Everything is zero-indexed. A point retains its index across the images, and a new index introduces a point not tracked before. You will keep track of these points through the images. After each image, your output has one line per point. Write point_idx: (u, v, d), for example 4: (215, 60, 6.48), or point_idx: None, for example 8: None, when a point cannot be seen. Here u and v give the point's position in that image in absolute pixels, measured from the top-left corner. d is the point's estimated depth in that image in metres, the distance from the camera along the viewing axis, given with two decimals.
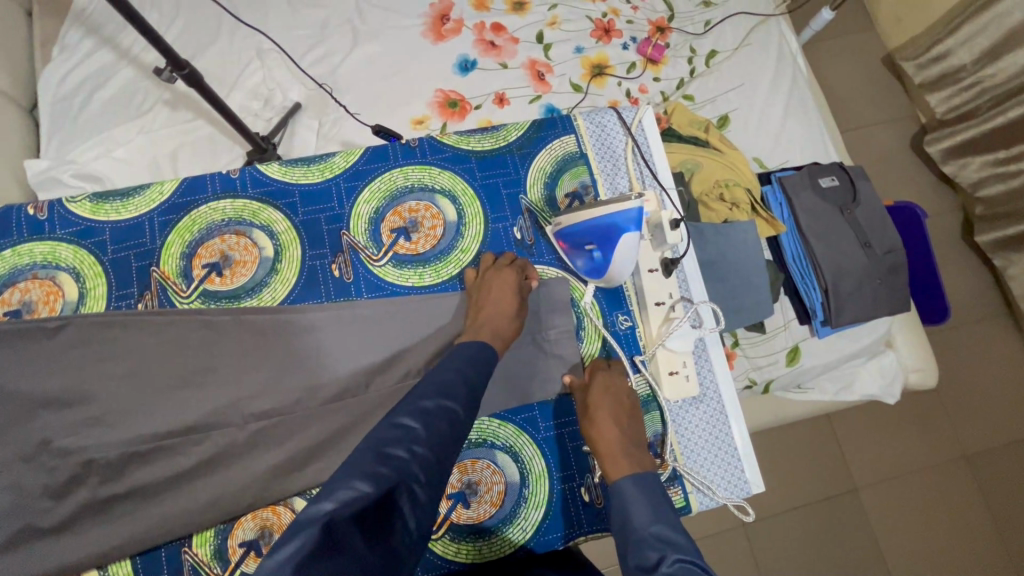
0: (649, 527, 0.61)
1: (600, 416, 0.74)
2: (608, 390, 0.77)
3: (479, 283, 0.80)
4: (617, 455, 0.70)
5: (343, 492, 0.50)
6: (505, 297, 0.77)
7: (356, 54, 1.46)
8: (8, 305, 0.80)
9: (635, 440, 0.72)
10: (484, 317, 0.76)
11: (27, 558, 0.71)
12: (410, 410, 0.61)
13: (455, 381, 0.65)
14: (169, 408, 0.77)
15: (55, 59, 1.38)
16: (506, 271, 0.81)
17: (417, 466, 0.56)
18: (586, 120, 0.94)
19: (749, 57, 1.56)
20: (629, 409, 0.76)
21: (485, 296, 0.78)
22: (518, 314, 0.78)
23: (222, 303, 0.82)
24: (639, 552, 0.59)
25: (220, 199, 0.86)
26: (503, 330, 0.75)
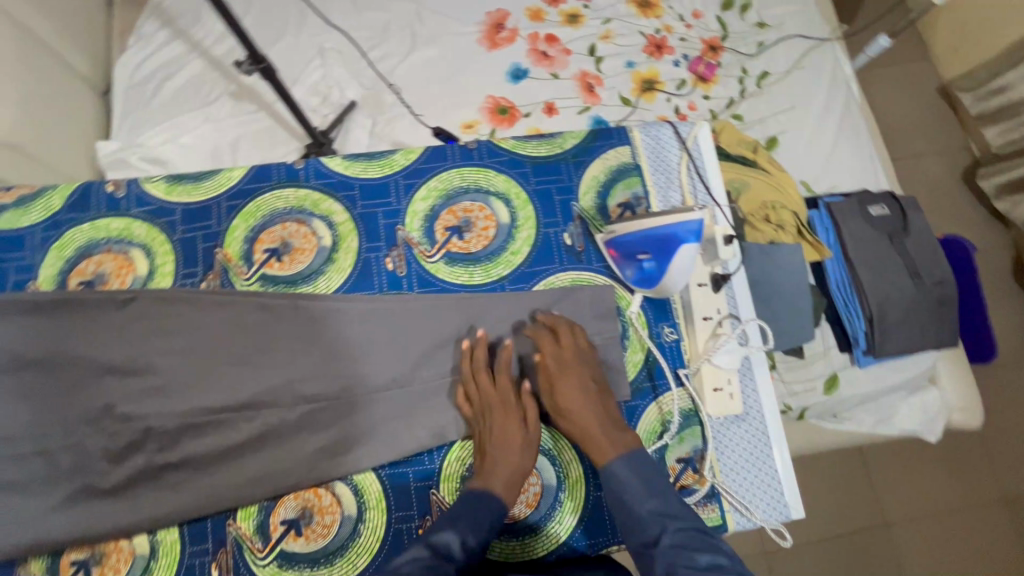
0: (643, 508, 0.66)
1: (566, 395, 0.74)
2: (564, 361, 0.77)
3: (477, 409, 0.77)
4: (599, 443, 0.71)
5: None
6: (508, 433, 0.75)
7: (412, 57, 1.51)
8: (83, 275, 0.85)
9: (609, 416, 0.74)
10: (491, 461, 0.73)
11: (85, 515, 0.75)
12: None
13: (451, 540, 0.66)
14: (223, 384, 0.80)
15: (131, 47, 1.46)
16: (499, 392, 0.77)
17: None
18: (642, 133, 0.95)
19: (802, 80, 1.55)
20: (592, 381, 0.76)
21: (489, 436, 0.75)
22: (526, 443, 0.75)
23: (280, 287, 0.85)
24: (641, 533, 0.65)
25: (284, 188, 0.89)
26: (513, 472, 0.73)
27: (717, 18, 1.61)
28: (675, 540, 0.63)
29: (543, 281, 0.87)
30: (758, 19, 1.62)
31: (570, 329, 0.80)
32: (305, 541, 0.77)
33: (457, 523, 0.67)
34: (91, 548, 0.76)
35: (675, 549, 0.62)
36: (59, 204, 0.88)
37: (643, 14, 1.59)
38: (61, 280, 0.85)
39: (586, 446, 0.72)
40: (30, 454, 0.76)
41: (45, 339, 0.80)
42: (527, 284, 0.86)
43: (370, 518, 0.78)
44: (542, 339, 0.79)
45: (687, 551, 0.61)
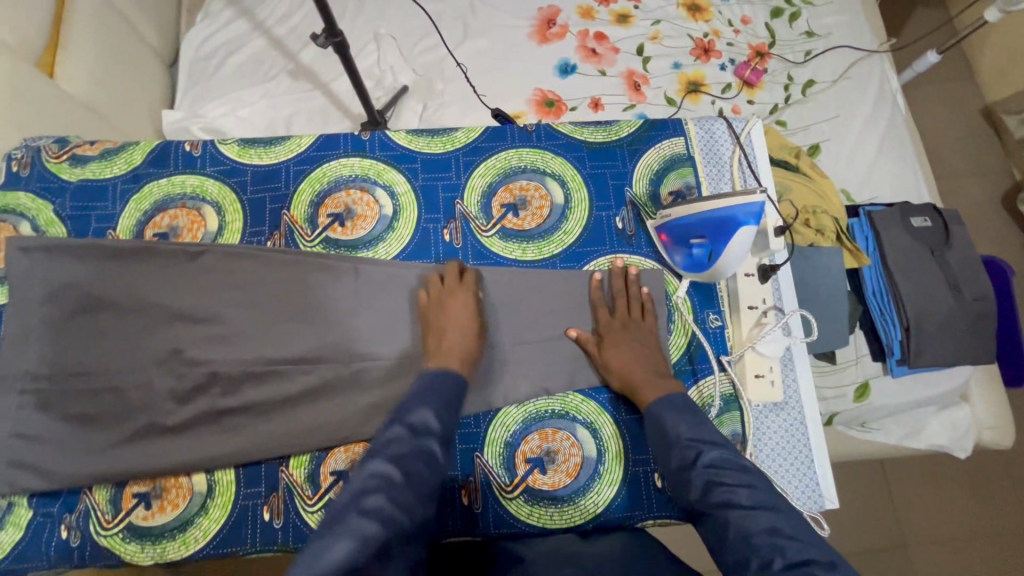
0: (683, 433, 0.70)
1: (612, 350, 0.80)
2: (614, 321, 0.83)
3: (437, 302, 0.82)
4: (641, 389, 0.77)
5: (331, 551, 0.51)
6: (467, 323, 0.80)
7: (465, 47, 1.55)
8: (158, 228, 0.90)
9: (654, 366, 0.79)
10: (447, 344, 0.78)
11: (150, 449, 0.79)
12: (386, 456, 0.63)
13: (427, 419, 0.68)
14: (284, 337, 0.84)
15: (199, 24, 1.53)
16: (462, 289, 0.83)
17: (399, 512, 0.57)
18: (697, 126, 0.97)
19: (847, 90, 1.56)
20: (640, 337, 0.82)
21: (447, 324, 0.79)
22: (477, 335, 0.81)
23: (342, 250, 0.89)
24: (680, 453, 0.68)
25: (351, 157, 0.93)
26: (465, 355, 0.78)
27: (766, 24, 1.62)
28: (713, 460, 0.66)
29: (593, 261, 0.89)
30: (807, 28, 1.63)
31: (624, 292, 0.85)
32: None
33: (427, 402, 0.70)
34: (152, 482, 0.80)
35: (711, 469, 0.65)
36: (140, 159, 0.93)
37: (692, 17, 1.62)
38: (138, 231, 0.90)
39: (631, 393, 0.78)
40: (100, 389, 0.81)
41: (120, 284, 0.85)
42: (577, 263, 0.89)
43: None
44: (596, 305, 0.85)
45: (725, 473, 0.64)
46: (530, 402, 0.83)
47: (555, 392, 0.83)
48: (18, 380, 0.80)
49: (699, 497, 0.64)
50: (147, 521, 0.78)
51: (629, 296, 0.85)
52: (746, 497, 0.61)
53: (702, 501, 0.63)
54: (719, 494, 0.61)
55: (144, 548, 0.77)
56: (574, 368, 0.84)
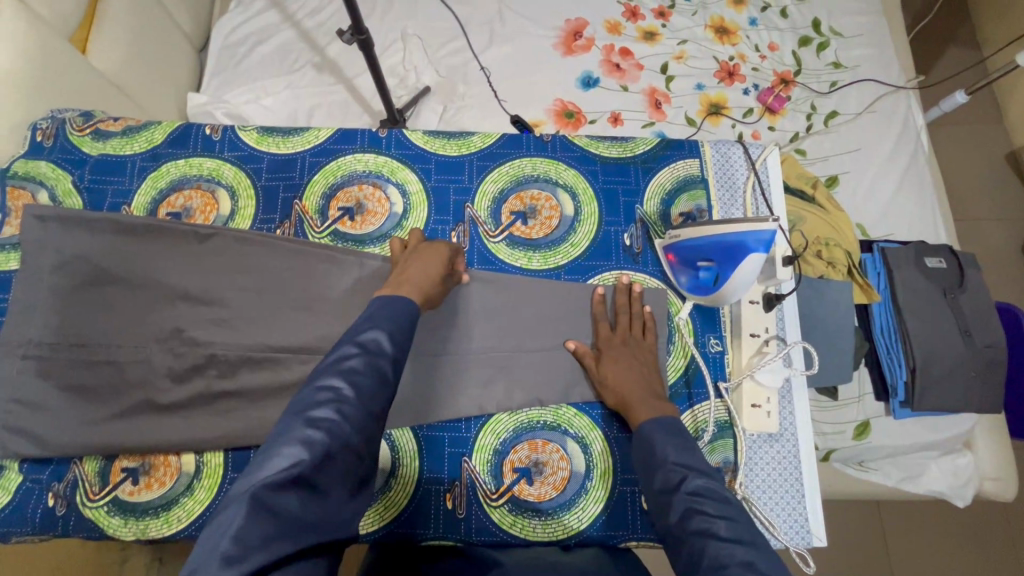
0: (670, 455, 0.67)
1: (609, 365, 0.80)
2: (614, 337, 0.82)
3: (409, 249, 0.81)
4: (634, 406, 0.76)
5: (276, 460, 0.51)
6: (434, 265, 0.78)
7: (490, 52, 1.56)
8: (172, 207, 0.91)
9: (650, 386, 0.78)
10: (410, 276, 0.75)
11: (143, 424, 0.80)
12: (336, 370, 0.60)
13: (379, 338, 0.64)
14: (285, 324, 0.85)
15: (232, 11, 1.56)
16: (435, 242, 0.83)
17: (349, 427, 0.56)
18: (713, 149, 0.96)
19: (871, 124, 1.54)
20: (639, 355, 0.81)
21: (414, 262, 0.78)
22: (442, 282, 0.78)
23: (349, 244, 0.89)
24: (664, 476, 0.66)
25: (366, 152, 0.94)
26: (428, 292, 0.75)
27: (793, 52, 1.62)
28: (696, 488, 0.63)
29: (598, 276, 0.89)
30: (834, 59, 1.62)
31: (627, 309, 0.84)
32: None
33: (380, 321, 0.65)
34: (141, 458, 0.80)
35: (692, 497, 0.62)
36: (161, 138, 0.94)
37: (719, 40, 1.61)
38: (152, 209, 0.91)
39: (625, 410, 0.77)
40: (100, 361, 0.82)
41: (131, 260, 0.86)
42: (582, 276, 0.89)
43: (401, 474, 0.80)
44: (598, 319, 0.84)
45: (705, 501, 0.61)
46: (522, 412, 0.83)
47: (547, 403, 0.83)
48: (20, 346, 0.82)
49: (678, 523, 0.61)
50: (133, 497, 0.79)
51: (632, 313, 0.84)
52: (725, 529, 0.57)
53: (679, 528, 0.61)
54: (696, 523, 0.59)
55: (127, 523, 0.78)
56: (569, 381, 0.83)
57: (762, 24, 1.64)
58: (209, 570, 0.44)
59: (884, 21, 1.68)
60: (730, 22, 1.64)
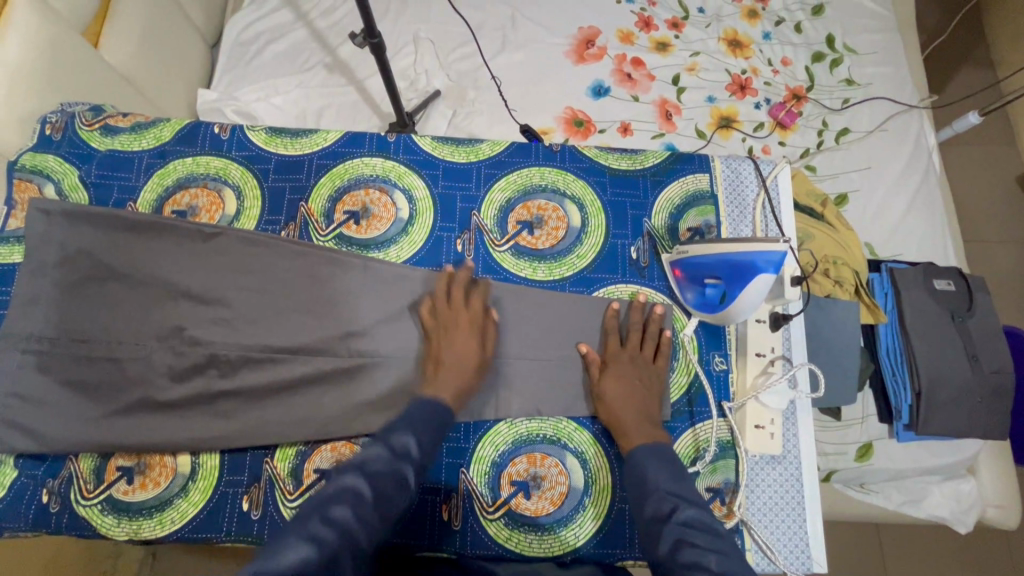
0: (662, 484, 0.68)
1: (612, 380, 0.79)
2: (623, 353, 0.81)
3: (442, 329, 0.80)
4: (628, 430, 0.75)
5: (283, 555, 0.51)
6: (467, 352, 0.78)
7: (501, 58, 1.56)
8: (178, 205, 0.90)
9: (647, 411, 0.77)
10: (443, 372, 0.77)
11: (140, 423, 0.80)
12: (359, 470, 0.62)
13: (409, 443, 0.67)
14: (286, 327, 0.84)
15: (245, 9, 1.56)
16: (467, 315, 0.81)
17: (359, 531, 0.57)
18: (723, 164, 0.95)
19: (882, 142, 1.53)
20: (643, 376, 0.80)
21: (448, 350, 0.78)
22: (479, 368, 0.79)
23: (354, 248, 0.88)
24: (656, 503, 0.67)
25: (374, 156, 0.93)
26: (463, 386, 0.77)
27: (806, 67, 1.61)
28: (689, 519, 0.64)
29: (604, 289, 0.88)
30: (847, 75, 1.61)
31: (641, 327, 0.83)
32: None
33: (414, 427, 0.70)
34: (137, 458, 0.80)
35: (683, 527, 0.63)
36: (169, 135, 0.94)
37: (732, 53, 1.61)
38: (158, 207, 0.90)
39: (615, 430, 0.77)
40: (100, 358, 0.82)
41: (136, 258, 0.86)
42: (587, 289, 0.88)
43: None
44: (607, 332, 0.83)
45: (696, 533, 0.62)
46: (521, 424, 0.82)
47: (547, 416, 0.82)
48: (22, 340, 0.82)
49: (667, 553, 0.61)
50: (127, 496, 0.78)
51: (646, 333, 0.83)
52: (716, 563, 0.58)
53: (669, 559, 0.61)
54: (690, 555, 0.59)
55: (120, 523, 0.77)
56: (570, 392, 0.83)
57: (776, 39, 1.64)
58: None
59: (898, 39, 1.68)
60: (744, 35, 1.63)
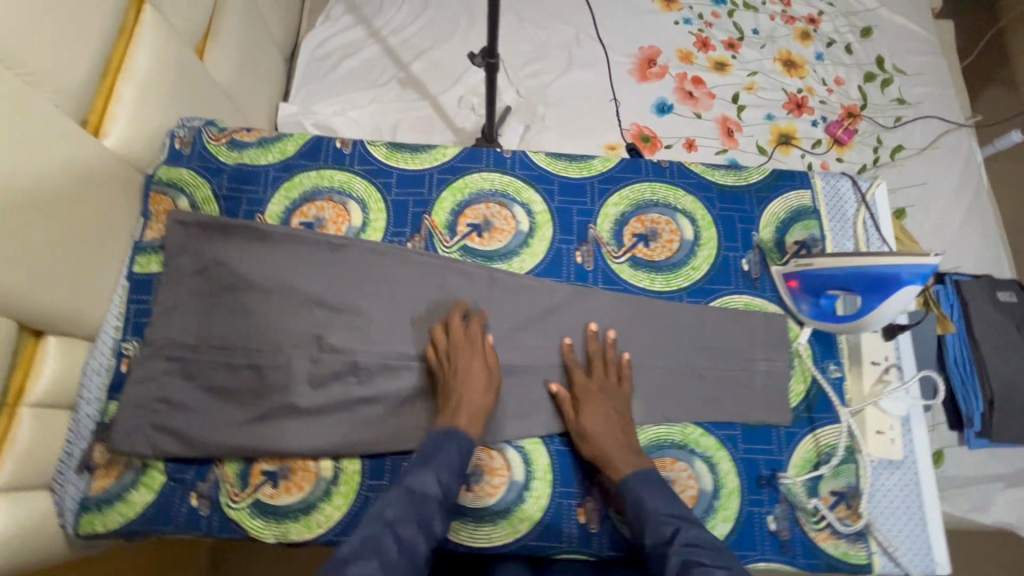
0: (659, 507, 0.72)
1: (588, 414, 0.80)
2: (590, 385, 0.82)
3: (450, 356, 0.82)
4: (614, 461, 0.77)
5: None
6: (474, 378, 0.80)
7: (567, 76, 1.61)
8: (305, 217, 0.93)
9: (628, 439, 0.80)
10: (459, 397, 0.78)
11: (282, 428, 0.82)
12: (381, 523, 0.66)
13: (426, 483, 0.70)
14: (418, 335, 0.87)
15: (320, 26, 1.61)
16: (471, 344, 0.83)
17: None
18: (823, 181, 1.00)
19: (935, 159, 1.59)
20: (613, 403, 0.82)
21: (455, 378, 0.80)
22: (491, 387, 0.81)
23: (479, 260, 0.92)
24: (656, 530, 0.70)
25: (492, 171, 0.97)
26: (478, 409, 0.78)
27: (858, 87, 1.67)
28: (691, 538, 0.68)
29: (719, 299, 0.92)
30: (898, 95, 1.67)
31: (598, 356, 0.85)
32: (473, 497, 0.81)
33: (424, 465, 0.72)
34: (281, 462, 0.82)
35: (689, 547, 0.67)
36: (293, 149, 0.97)
37: (787, 73, 1.67)
38: (285, 218, 0.93)
39: (603, 465, 0.78)
40: (241, 365, 0.84)
41: (269, 267, 0.89)
42: (703, 299, 0.91)
43: (535, 487, 0.82)
44: (570, 367, 0.85)
45: (700, 550, 0.66)
46: (650, 429, 0.85)
47: (674, 422, 0.85)
48: (165, 348, 0.84)
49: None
50: (273, 500, 0.80)
51: (607, 360, 0.85)
52: None
53: None
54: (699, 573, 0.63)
55: (269, 526, 0.79)
56: (695, 398, 0.86)
57: (829, 59, 1.70)
58: None
59: (943, 60, 1.74)
60: (798, 56, 1.70)
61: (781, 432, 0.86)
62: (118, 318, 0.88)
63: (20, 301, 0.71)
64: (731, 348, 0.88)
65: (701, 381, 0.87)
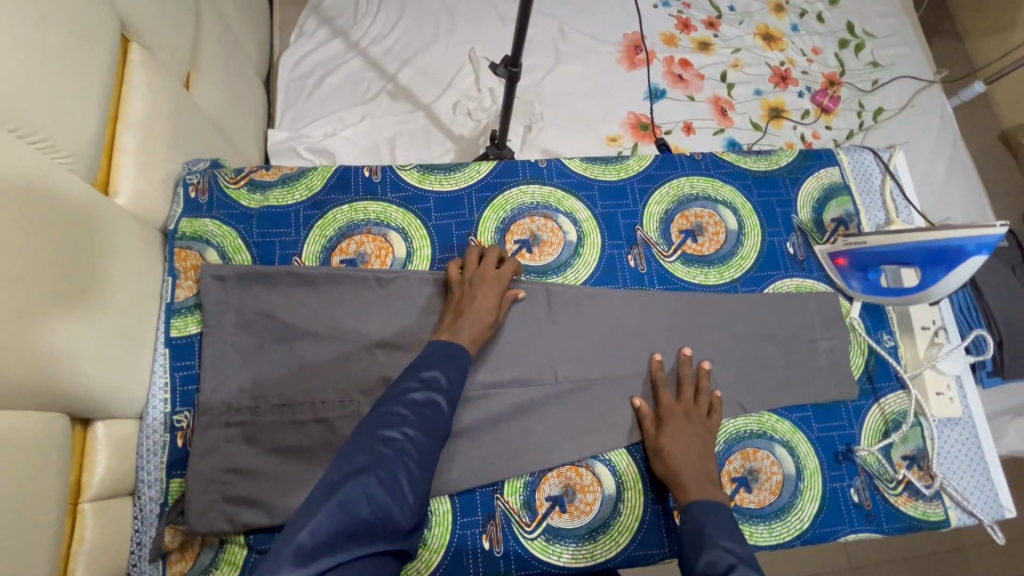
0: (720, 542, 0.69)
1: (669, 434, 0.80)
2: (677, 407, 0.82)
3: (469, 284, 0.84)
4: (687, 485, 0.76)
5: (350, 466, 0.61)
6: (486, 308, 0.82)
7: (558, 71, 1.58)
8: (346, 254, 0.89)
9: (708, 468, 0.78)
10: (462, 322, 0.80)
11: None
12: (402, 400, 0.69)
13: (438, 375, 0.73)
14: (488, 361, 0.84)
15: (295, 43, 1.53)
16: (493, 276, 0.84)
17: (410, 446, 0.65)
18: (848, 157, 1.02)
19: (914, 118, 1.66)
20: (698, 432, 0.81)
21: (469, 304, 0.81)
22: (494, 325, 0.82)
23: (534, 276, 0.90)
24: (710, 559, 0.67)
25: (530, 184, 0.94)
26: (479, 339, 0.80)
27: (835, 55, 1.72)
28: None
29: (772, 285, 0.93)
30: (872, 59, 1.73)
31: (689, 382, 0.85)
32: (570, 517, 0.80)
33: (438, 361, 0.74)
34: None
35: None
36: (320, 184, 0.92)
37: (768, 46, 1.70)
38: (325, 258, 0.89)
39: (674, 486, 0.78)
40: (308, 420, 0.80)
41: (320, 313, 0.85)
42: (757, 287, 0.93)
43: (628, 498, 0.82)
44: (658, 388, 0.84)
45: None
46: (728, 423, 0.86)
47: (751, 412, 0.86)
48: (223, 413, 0.79)
49: None
50: None
51: (699, 390, 0.84)
52: None
53: None
54: None
55: None
56: (767, 387, 0.87)
57: (804, 30, 1.74)
58: (286, 558, 0.52)
59: (908, 20, 1.80)
60: (775, 29, 1.73)
61: (849, 406, 0.89)
62: (164, 390, 0.81)
63: (69, 392, 0.64)
64: (792, 332, 0.90)
65: (768, 370, 0.88)
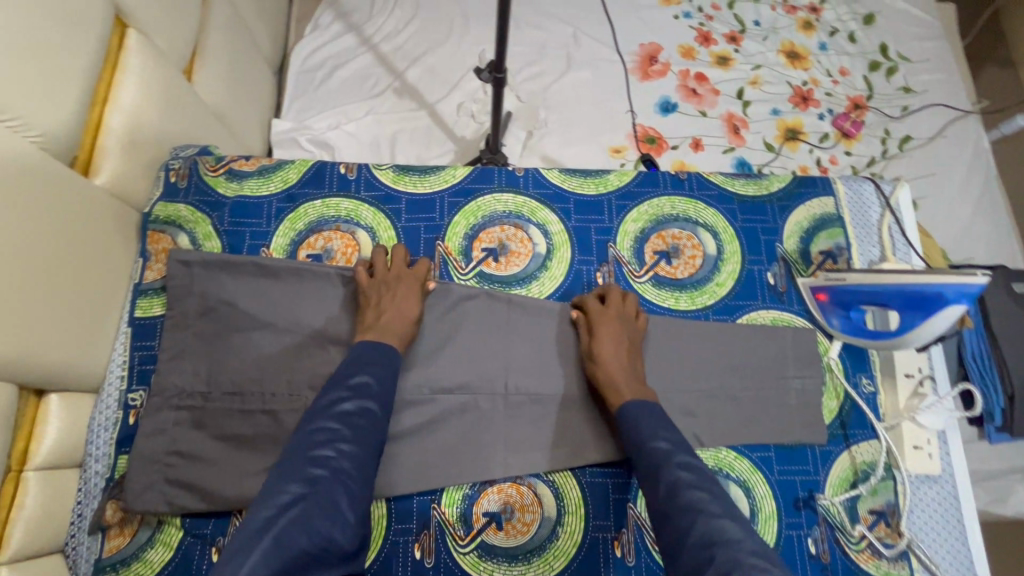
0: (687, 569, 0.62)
1: (600, 336, 0.81)
2: (608, 312, 0.83)
3: (382, 281, 0.83)
4: (619, 387, 0.77)
5: (282, 496, 0.61)
6: (407, 305, 0.81)
7: (567, 78, 1.56)
8: (312, 249, 0.90)
9: (635, 368, 0.80)
10: (385, 321, 0.79)
11: None
12: (330, 414, 0.69)
13: (368, 379, 0.72)
14: (440, 368, 0.83)
15: (309, 35, 1.56)
16: (410, 275, 0.84)
17: (345, 461, 0.65)
18: (846, 187, 0.96)
19: (944, 149, 1.56)
20: (626, 332, 0.82)
21: (389, 302, 0.80)
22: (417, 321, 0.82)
23: (497, 286, 0.88)
24: None
25: (504, 192, 0.93)
26: (405, 335, 0.80)
27: (864, 77, 1.64)
28: None
29: (746, 315, 0.89)
30: (904, 84, 1.63)
31: (618, 289, 0.86)
32: (505, 535, 0.79)
33: (365, 366, 0.73)
34: None
35: None
36: (295, 177, 0.93)
37: (792, 64, 1.63)
38: (292, 252, 0.90)
39: (604, 389, 0.78)
40: (256, 410, 0.81)
41: (279, 304, 0.85)
42: (730, 316, 0.89)
43: (568, 522, 0.79)
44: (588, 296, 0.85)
45: None
46: None
47: (707, 447, 0.82)
48: (175, 396, 0.81)
49: None
50: None
51: (626, 297, 0.86)
52: None
53: None
54: None
55: None
56: (727, 423, 0.83)
57: (832, 49, 1.66)
58: None
59: (948, 45, 1.70)
60: (801, 47, 1.66)
61: (816, 451, 0.84)
62: (123, 367, 0.83)
63: (26, 365, 0.67)
64: (763, 366, 0.86)
65: (731, 405, 0.84)
